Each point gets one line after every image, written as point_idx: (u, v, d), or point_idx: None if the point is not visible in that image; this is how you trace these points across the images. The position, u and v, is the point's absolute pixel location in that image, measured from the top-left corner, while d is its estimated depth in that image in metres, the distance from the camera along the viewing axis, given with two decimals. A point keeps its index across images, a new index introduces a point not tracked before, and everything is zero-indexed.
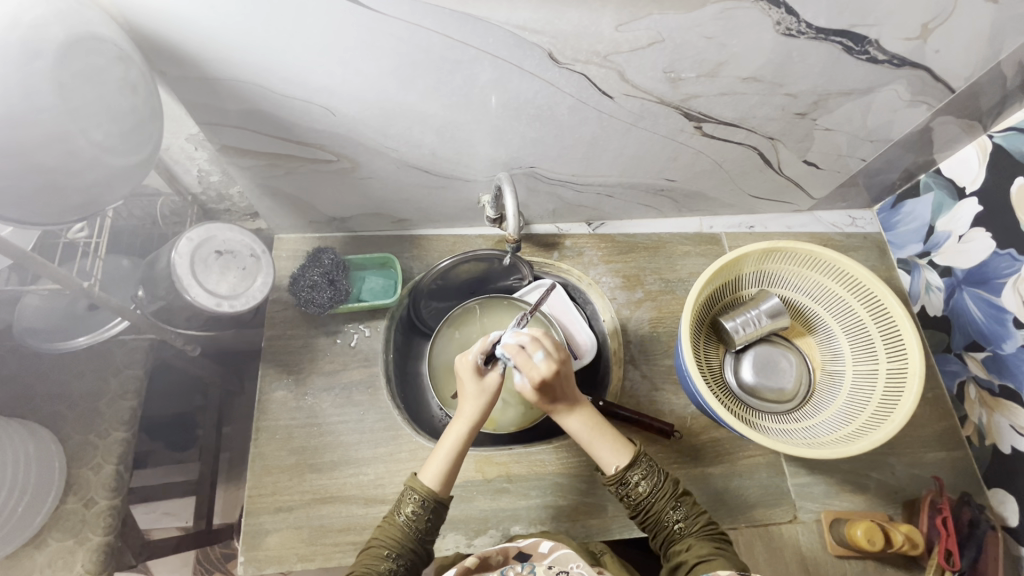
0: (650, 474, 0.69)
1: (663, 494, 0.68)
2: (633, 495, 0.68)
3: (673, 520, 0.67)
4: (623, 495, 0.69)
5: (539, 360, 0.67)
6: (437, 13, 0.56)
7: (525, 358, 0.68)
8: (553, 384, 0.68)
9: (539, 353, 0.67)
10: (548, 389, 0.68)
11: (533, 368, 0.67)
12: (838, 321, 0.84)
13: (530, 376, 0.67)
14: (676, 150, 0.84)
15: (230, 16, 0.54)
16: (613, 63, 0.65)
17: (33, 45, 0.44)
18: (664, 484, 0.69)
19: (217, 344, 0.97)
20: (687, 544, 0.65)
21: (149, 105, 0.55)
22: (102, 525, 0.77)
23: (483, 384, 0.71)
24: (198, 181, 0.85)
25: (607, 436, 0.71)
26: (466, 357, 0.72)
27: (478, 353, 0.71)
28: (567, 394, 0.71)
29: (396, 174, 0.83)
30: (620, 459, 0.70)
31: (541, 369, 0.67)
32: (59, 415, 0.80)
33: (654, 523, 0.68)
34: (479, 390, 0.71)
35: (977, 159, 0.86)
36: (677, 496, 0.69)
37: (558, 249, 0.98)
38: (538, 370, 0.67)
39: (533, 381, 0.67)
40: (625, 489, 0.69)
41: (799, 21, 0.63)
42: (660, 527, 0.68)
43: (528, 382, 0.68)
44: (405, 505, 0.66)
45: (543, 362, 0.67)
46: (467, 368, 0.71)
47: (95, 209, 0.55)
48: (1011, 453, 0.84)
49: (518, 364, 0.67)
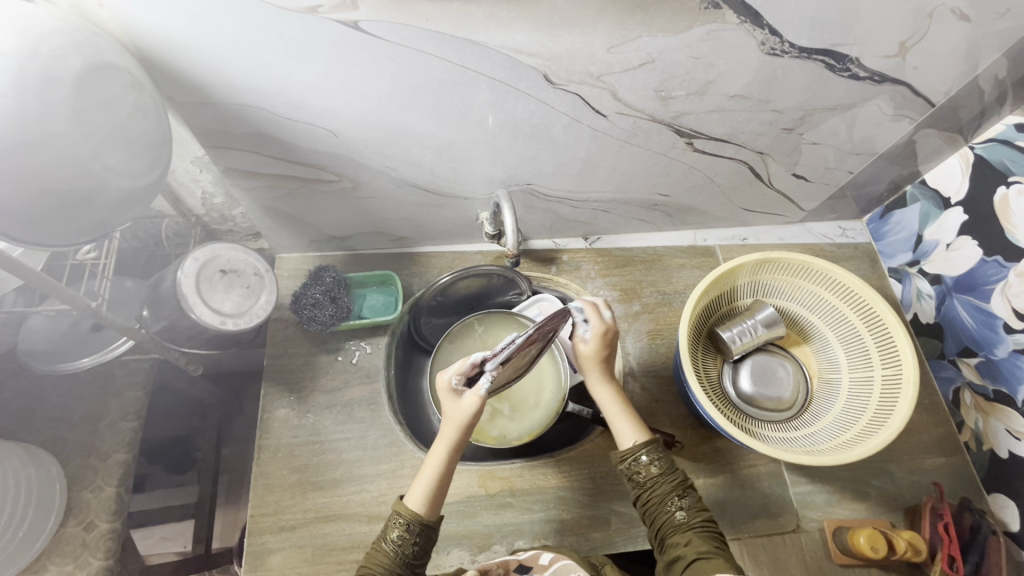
0: (663, 458, 0.70)
1: (671, 480, 0.69)
2: (642, 473, 0.69)
3: (677, 509, 0.67)
4: (632, 471, 0.70)
5: (607, 316, 0.75)
6: (436, 39, 0.58)
7: (594, 313, 0.75)
8: (611, 340, 0.75)
9: (608, 311, 0.75)
10: (608, 345, 0.75)
11: (601, 320, 0.75)
12: (833, 330, 0.86)
13: (596, 327, 0.74)
14: (669, 165, 0.87)
15: (236, 42, 0.56)
16: (606, 84, 0.68)
17: (51, 74, 0.45)
18: (674, 472, 0.70)
19: (219, 364, 0.98)
20: (685, 538, 0.64)
21: (160, 130, 0.57)
22: (103, 549, 0.77)
23: (461, 404, 0.70)
24: (202, 204, 0.87)
25: (634, 412, 0.74)
26: (442, 377, 0.72)
27: (454, 374, 0.71)
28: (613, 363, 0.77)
29: (396, 194, 0.85)
30: (638, 437, 0.71)
31: (606, 324, 0.75)
32: (59, 438, 0.80)
33: (656, 507, 0.68)
34: (457, 411, 0.70)
35: (961, 169, 0.89)
36: (685, 487, 0.69)
37: (556, 264, 1.00)
38: (604, 324, 0.75)
39: (601, 330, 0.74)
40: (637, 465, 0.70)
41: (782, 41, 0.65)
42: (662, 513, 0.67)
43: (592, 331, 0.74)
44: (391, 531, 0.67)
45: (610, 318, 0.75)
46: (445, 385, 0.71)
47: (104, 230, 0.56)
48: (1008, 458, 0.84)
49: (590, 313, 0.74)
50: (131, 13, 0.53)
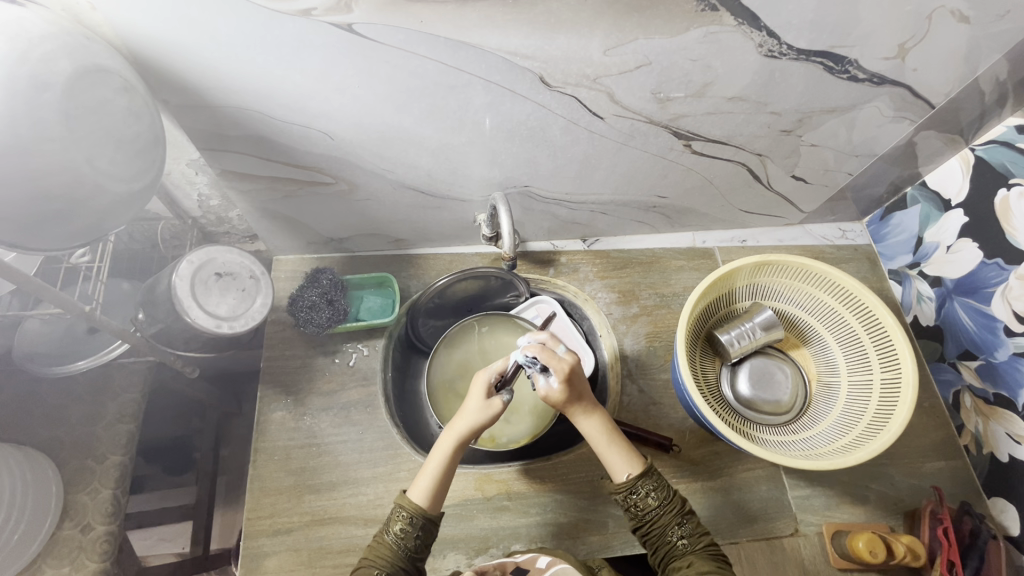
0: (659, 488, 0.69)
1: (669, 509, 0.68)
2: (640, 506, 0.69)
3: (677, 537, 0.67)
4: (631, 504, 0.69)
5: (562, 354, 0.71)
6: (431, 41, 0.58)
7: (548, 354, 0.71)
8: (575, 377, 0.71)
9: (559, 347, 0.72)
10: (573, 383, 0.71)
11: (559, 361, 0.71)
12: (832, 333, 0.85)
13: (557, 371, 0.70)
14: (667, 167, 0.86)
15: (230, 45, 0.56)
16: (603, 86, 0.67)
17: (42, 77, 0.45)
18: (671, 499, 0.69)
19: (216, 365, 0.97)
20: (687, 562, 0.65)
21: (153, 134, 0.57)
22: (99, 551, 0.76)
23: (488, 404, 0.71)
24: (198, 205, 0.87)
25: (620, 445, 0.72)
26: (483, 373, 0.74)
27: (495, 373, 0.73)
28: (586, 397, 0.73)
29: (392, 196, 0.84)
30: (631, 468, 0.70)
31: (565, 360, 0.71)
32: (56, 440, 0.80)
33: (657, 536, 0.68)
34: (482, 407, 0.71)
35: (961, 170, 0.88)
36: (683, 513, 0.69)
37: (554, 266, 1.00)
38: (564, 361, 0.71)
39: (563, 374, 0.70)
40: (634, 499, 0.69)
41: (780, 43, 0.65)
42: (664, 541, 0.68)
43: (555, 378, 0.70)
44: (394, 523, 0.67)
45: (566, 353, 0.72)
46: (482, 382, 0.72)
47: (97, 234, 0.56)
48: (1008, 462, 0.84)
49: (544, 361, 0.70)
50: (122, 15, 0.52)
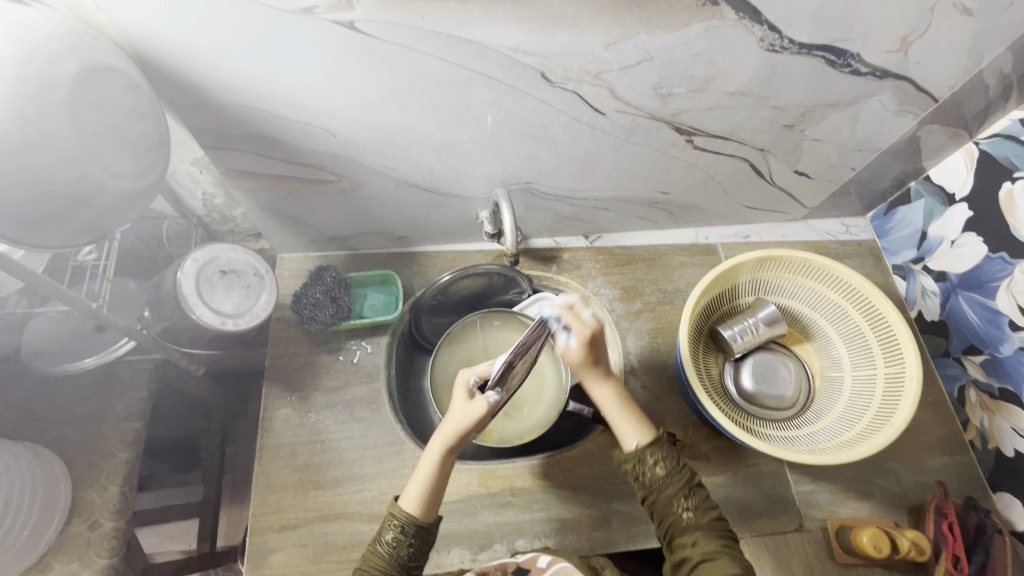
0: (668, 458, 0.69)
1: (677, 481, 0.68)
2: (648, 475, 0.69)
3: (683, 509, 0.67)
4: (639, 472, 0.69)
5: (588, 317, 0.69)
6: (433, 39, 0.58)
7: (573, 316, 0.68)
8: (598, 342, 0.69)
9: (589, 311, 0.69)
10: (594, 347, 0.69)
11: (583, 324, 0.68)
12: (836, 328, 0.85)
13: (580, 334, 0.68)
14: (670, 163, 0.86)
15: (232, 45, 0.57)
16: (604, 82, 0.67)
17: (49, 77, 0.46)
18: (680, 471, 0.69)
19: (221, 364, 0.98)
20: (692, 538, 0.65)
21: (158, 132, 0.57)
22: (106, 547, 0.77)
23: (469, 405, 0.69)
24: (203, 204, 0.88)
25: (632, 413, 0.71)
26: (465, 373, 0.73)
27: (476, 375, 0.72)
28: (606, 361, 0.72)
29: (395, 194, 0.85)
30: (641, 437, 0.70)
31: (590, 325, 0.69)
32: (64, 438, 0.81)
33: (662, 508, 0.68)
34: (464, 408, 0.69)
35: (965, 165, 0.88)
36: (691, 486, 0.68)
37: (557, 263, 1.00)
38: (587, 326, 0.68)
39: (585, 337, 0.68)
40: (642, 467, 0.69)
41: (781, 37, 0.65)
42: (667, 514, 0.68)
43: (576, 339, 0.68)
44: (385, 533, 0.67)
45: (592, 318, 0.69)
46: (463, 384, 0.72)
47: (103, 231, 0.57)
48: (1014, 456, 0.84)
49: (569, 320, 0.68)
50: (126, 16, 0.53)
